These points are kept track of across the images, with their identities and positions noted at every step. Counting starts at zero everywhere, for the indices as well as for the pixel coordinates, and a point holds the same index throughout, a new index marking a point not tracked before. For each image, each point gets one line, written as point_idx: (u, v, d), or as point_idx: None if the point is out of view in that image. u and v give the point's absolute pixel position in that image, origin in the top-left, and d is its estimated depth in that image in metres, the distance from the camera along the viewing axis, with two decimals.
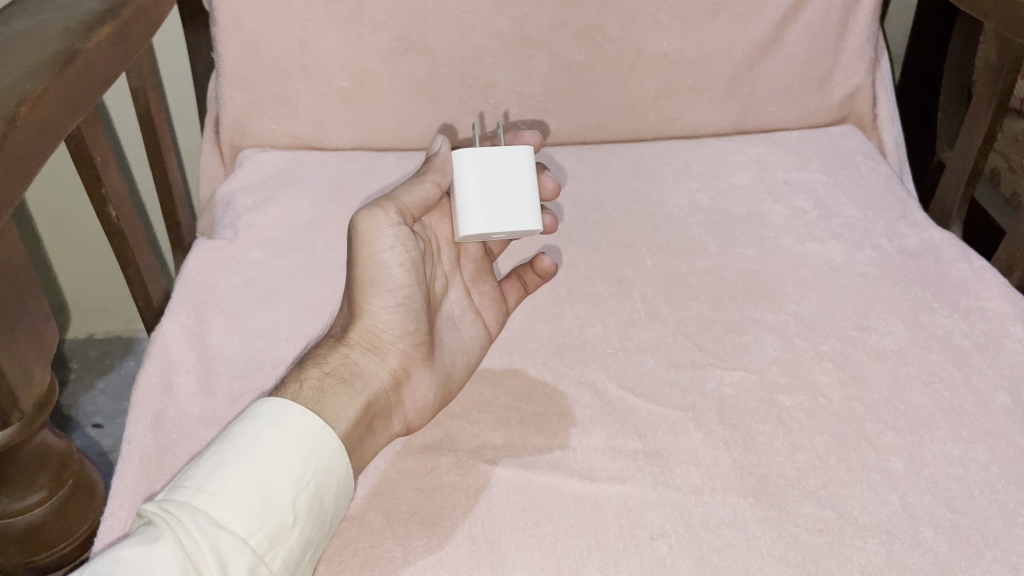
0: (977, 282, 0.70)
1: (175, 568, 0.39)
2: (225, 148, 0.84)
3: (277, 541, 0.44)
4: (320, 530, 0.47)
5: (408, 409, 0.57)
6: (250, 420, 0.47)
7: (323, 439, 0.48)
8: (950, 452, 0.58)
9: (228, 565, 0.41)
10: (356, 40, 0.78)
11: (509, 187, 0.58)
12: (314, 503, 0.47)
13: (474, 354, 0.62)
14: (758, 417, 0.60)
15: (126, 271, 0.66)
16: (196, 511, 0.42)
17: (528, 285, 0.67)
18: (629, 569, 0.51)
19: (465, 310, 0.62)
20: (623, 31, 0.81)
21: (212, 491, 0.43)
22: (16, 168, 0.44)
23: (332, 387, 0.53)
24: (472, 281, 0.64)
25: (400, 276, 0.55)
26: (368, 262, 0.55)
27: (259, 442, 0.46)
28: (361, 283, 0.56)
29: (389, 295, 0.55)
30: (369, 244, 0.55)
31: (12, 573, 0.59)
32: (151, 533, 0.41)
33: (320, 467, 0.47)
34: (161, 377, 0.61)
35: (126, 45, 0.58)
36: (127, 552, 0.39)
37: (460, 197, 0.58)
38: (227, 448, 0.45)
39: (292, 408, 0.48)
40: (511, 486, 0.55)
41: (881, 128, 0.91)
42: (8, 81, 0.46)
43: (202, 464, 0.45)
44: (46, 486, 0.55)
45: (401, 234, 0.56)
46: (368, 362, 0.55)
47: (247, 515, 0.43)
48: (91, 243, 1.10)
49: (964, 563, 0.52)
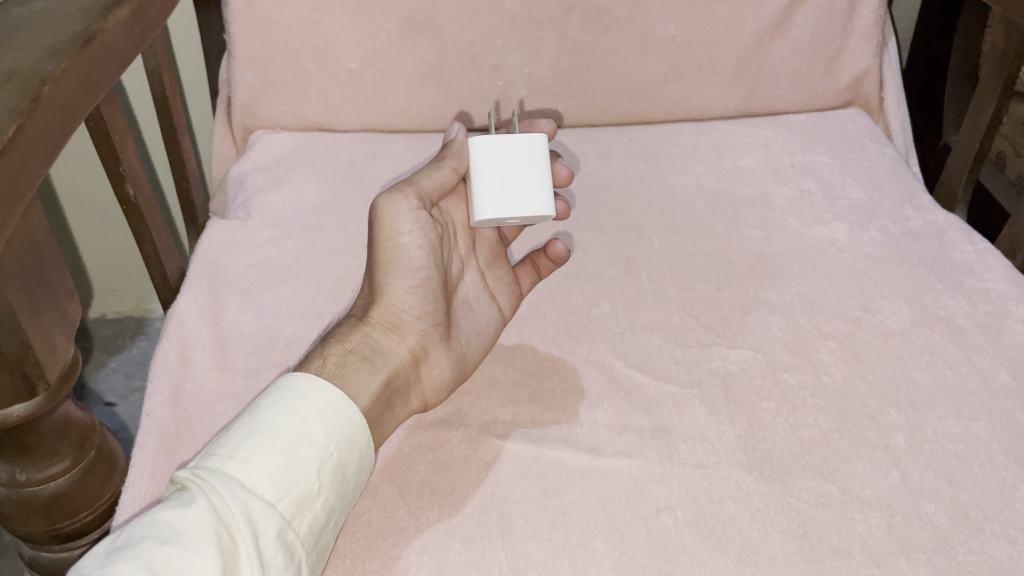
0: (981, 263, 0.71)
1: (208, 530, 0.41)
2: (237, 129, 0.85)
3: (303, 507, 0.46)
4: (344, 498, 0.49)
5: (426, 387, 0.59)
6: (276, 393, 0.49)
7: (345, 413, 0.50)
8: (951, 429, 0.59)
9: (259, 529, 0.43)
10: (366, 22, 0.79)
11: (522, 174, 0.59)
12: (338, 472, 0.48)
13: (490, 335, 0.63)
14: (762, 394, 0.61)
15: (143, 247, 0.67)
16: (227, 478, 0.44)
17: (541, 270, 0.67)
18: (635, 540, 0.52)
19: (480, 292, 0.63)
20: (632, 13, 0.81)
21: (241, 459, 0.45)
22: (40, 146, 0.45)
23: (354, 364, 0.54)
24: (487, 264, 0.64)
25: (420, 259, 0.56)
26: (389, 244, 0.56)
27: (285, 414, 0.47)
28: (382, 264, 0.57)
29: (409, 277, 0.56)
30: (389, 227, 0.56)
31: (35, 541, 0.60)
32: (185, 497, 0.42)
33: (342, 439, 0.49)
34: (178, 353, 0.62)
35: (142, 25, 0.59)
36: (163, 515, 0.41)
37: (474, 183, 0.59)
38: (255, 418, 0.47)
39: (316, 383, 0.50)
40: (521, 460, 0.57)
41: (888, 111, 0.91)
42: (31, 61, 0.47)
43: (232, 434, 0.47)
44: (69, 456, 0.57)
45: (422, 219, 0.57)
46: (388, 341, 0.57)
47: (274, 482, 0.45)
48: (103, 225, 1.12)
49: (964, 536, 0.53)
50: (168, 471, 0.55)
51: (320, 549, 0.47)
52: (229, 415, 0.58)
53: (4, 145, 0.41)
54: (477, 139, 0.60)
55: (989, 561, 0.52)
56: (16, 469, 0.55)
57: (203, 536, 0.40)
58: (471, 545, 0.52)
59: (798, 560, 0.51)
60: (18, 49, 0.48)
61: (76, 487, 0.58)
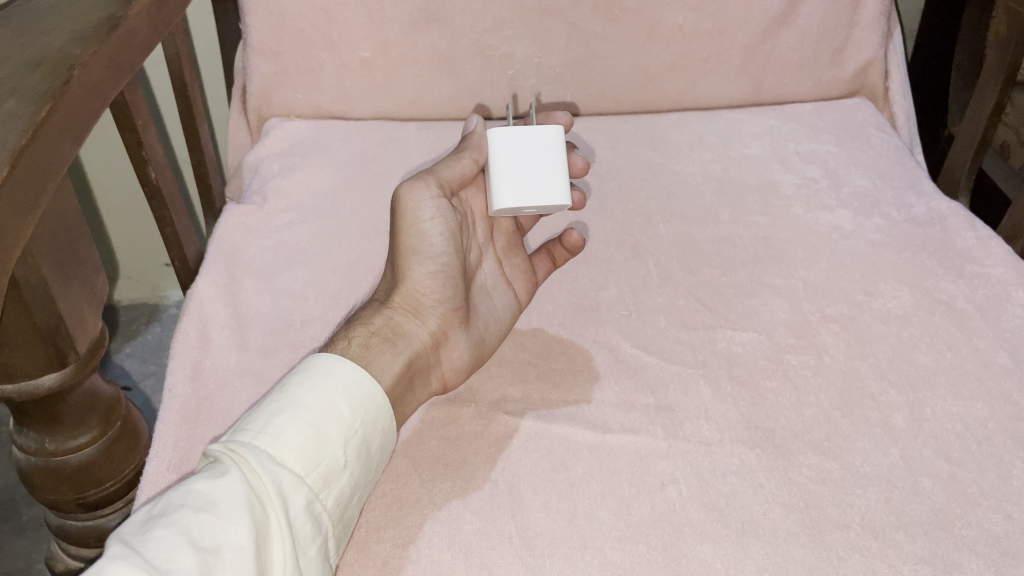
0: (982, 250, 0.72)
1: (241, 499, 0.43)
2: (252, 117, 0.86)
3: (330, 480, 0.48)
4: (368, 474, 0.51)
5: (446, 369, 0.60)
6: (303, 372, 0.51)
7: (370, 393, 0.51)
8: (950, 408, 0.61)
9: (288, 499, 0.45)
10: (379, 12, 0.80)
11: (539, 164, 0.61)
12: (362, 449, 0.50)
13: (507, 321, 0.65)
14: (765, 374, 0.63)
15: (164, 230, 0.70)
16: (258, 450, 0.46)
17: (557, 260, 0.70)
18: (641, 512, 0.54)
19: (497, 280, 0.65)
20: (640, 3, 0.83)
21: (271, 434, 0.47)
22: (71, 127, 0.47)
23: (377, 345, 0.56)
24: (505, 252, 0.66)
25: (439, 244, 0.59)
26: (410, 230, 0.58)
27: (313, 391, 0.49)
28: (403, 249, 0.59)
29: (429, 262, 0.59)
30: (411, 214, 0.58)
31: (63, 511, 0.62)
32: (219, 468, 0.44)
33: (367, 416, 0.51)
34: (198, 332, 0.64)
35: (164, 12, 0.61)
36: (198, 485, 0.43)
37: (492, 173, 0.61)
38: (284, 395, 0.49)
39: (341, 362, 0.51)
40: (531, 436, 0.58)
41: (893, 101, 0.92)
42: (60, 46, 0.49)
43: (261, 410, 0.49)
44: (96, 427, 0.59)
45: (441, 206, 0.59)
46: (410, 324, 0.59)
47: (303, 456, 0.47)
48: (120, 213, 1.14)
49: (961, 510, 0.54)
50: (189, 444, 0.57)
51: (345, 522, 0.49)
52: (247, 391, 0.60)
53: (37, 125, 0.43)
54: (496, 131, 0.61)
55: (985, 534, 0.53)
56: (45, 439, 0.58)
57: (236, 505, 0.42)
58: (482, 515, 0.54)
59: (798, 532, 0.53)
60: (47, 34, 0.50)
61: (102, 458, 0.60)
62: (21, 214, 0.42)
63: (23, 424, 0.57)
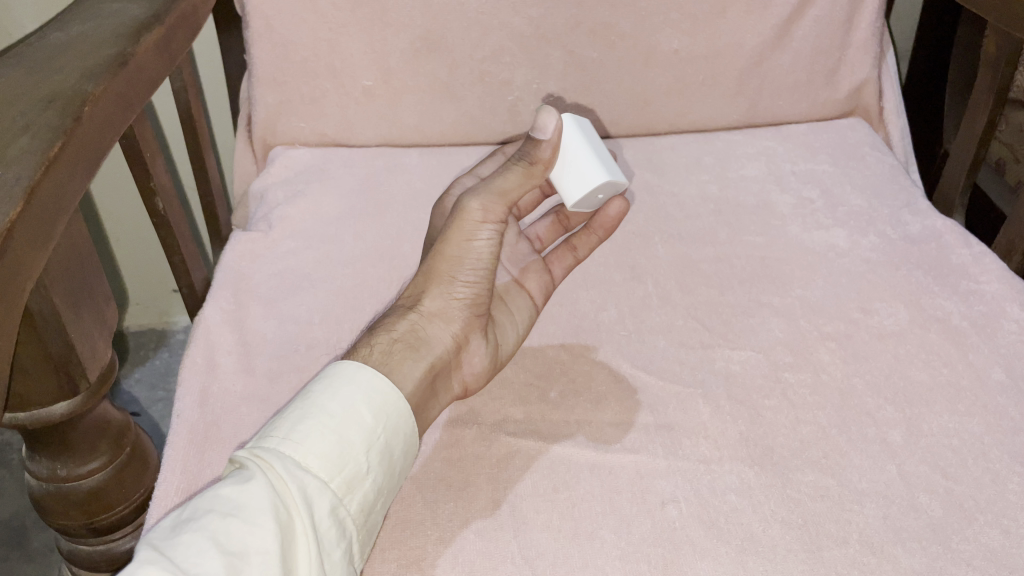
0: (977, 266, 0.73)
1: (267, 503, 0.44)
2: (258, 145, 0.88)
3: (353, 486, 0.49)
4: (392, 479, 0.52)
5: (465, 374, 0.62)
6: (327, 379, 0.52)
7: (392, 400, 0.53)
8: (946, 424, 0.61)
9: (314, 504, 0.46)
10: (380, 42, 0.82)
11: (606, 151, 0.65)
12: (385, 455, 0.51)
13: (524, 325, 0.66)
14: (764, 393, 0.64)
15: (172, 259, 0.71)
16: (284, 456, 0.47)
17: (579, 250, 0.70)
18: (641, 531, 0.55)
19: (510, 285, 0.67)
20: (636, 29, 0.84)
21: (297, 440, 0.48)
22: (82, 160, 0.48)
23: (399, 352, 0.57)
24: (515, 259, 0.68)
25: (484, 259, 0.59)
26: (457, 239, 0.58)
27: (336, 398, 0.51)
28: (447, 258, 0.59)
29: (467, 270, 0.59)
30: (467, 227, 0.58)
31: (76, 536, 0.64)
32: (245, 474, 0.46)
33: (390, 423, 0.52)
34: (205, 358, 0.66)
35: (171, 47, 0.63)
36: (225, 490, 0.45)
37: (572, 156, 0.63)
38: (308, 402, 0.50)
39: (363, 370, 0.53)
40: (532, 457, 0.59)
41: (888, 120, 0.94)
42: (71, 83, 0.51)
43: (286, 416, 0.50)
44: (106, 453, 0.61)
45: (498, 227, 0.59)
46: (434, 329, 0.59)
47: (328, 461, 0.48)
48: (128, 239, 1.16)
49: (958, 525, 0.55)
50: (197, 468, 0.58)
51: (369, 527, 0.50)
52: (254, 416, 0.61)
53: (50, 160, 0.45)
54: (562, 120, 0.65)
55: (982, 549, 0.54)
56: (56, 465, 0.59)
57: (262, 509, 0.44)
58: (485, 536, 0.55)
59: (797, 549, 0.54)
60: (60, 72, 0.52)
61: (112, 483, 0.61)
62: (34, 247, 0.43)
63: (35, 451, 0.58)
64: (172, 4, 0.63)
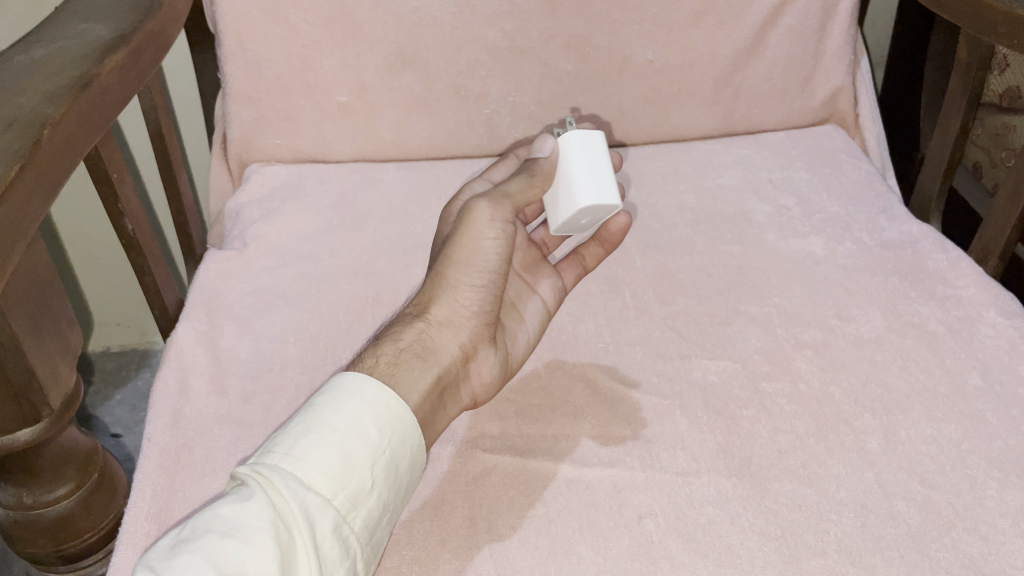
0: (953, 271, 0.73)
1: (267, 523, 0.44)
2: (233, 163, 0.88)
3: (357, 503, 0.48)
4: (398, 495, 0.52)
5: (474, 384, 0.61)
6: (331, 391, 0.52)
7: (398, 413, 0.52)
8: (924, 431, 0.61)
9: (316, 523, 0.46)
10: (354, 58, 0.82)
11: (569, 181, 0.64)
12: (389, 469, 0.51)
13: (535, 331, 0.66)
14: (741, 403, 0.63)
15: (142, 280, 0.70)
16: (286, 473, 0.47)
17: (586, 260, 0.70)
18: (618, 546, 0.54)
19: (523, 291, 0.66)
20: (609, 40, 0.84)
21: (299, 456, 0.48)
22: (41, 185, 0.48)
23: (407, 362, 0.57)
24: (526, 264, 0.67)
25: (493, 263, 0.59)
26: (468, 244, 0.58)
27: (339, 412, 0.50)
28: (454, 261, 0.59)
29: (476, 276, 0.59)
30: (476, 230, 0.58)
31: (43, 563, 0.63)
32: (244, 492, 0.45)
33: (395, 437, 0.52)
34: (178, 379, 0.65)
35: (138, 68, 0.62)
36: (224, 509, 0.44)
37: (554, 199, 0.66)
38: (311, 416, 0.50)
39: (369, 382, 0.52)
40: (509, 472, 0.59)
41: (864, 127, 0.94)
42: (32, 106, 0.50)
43: (288, 432, 0.49)
44: (73, 479, 0.60)
45: (507, 229, 0.59)
46: (440, 336, 0.59)
47: (331, 477, 0.48)
48: (105, 259, 1.15)
49: (936, 533, 0.55)
50: (167, 493, 0.57)
51: (374, 544, 0.50)
52: (227, 437, 0.61)
53: (7, 185, 0.44)
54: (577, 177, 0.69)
55: (960, 556, 0.54)
56: (23, 493, 0.58)
57: (262, 531, 0.43)
58: (460, 554, 0.54)
59: (775, 560, 0.53)
60: (21, 95, 0.51)
61: (80, 509, 0.61)
62: None
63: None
64: (138, 23, 0.63)
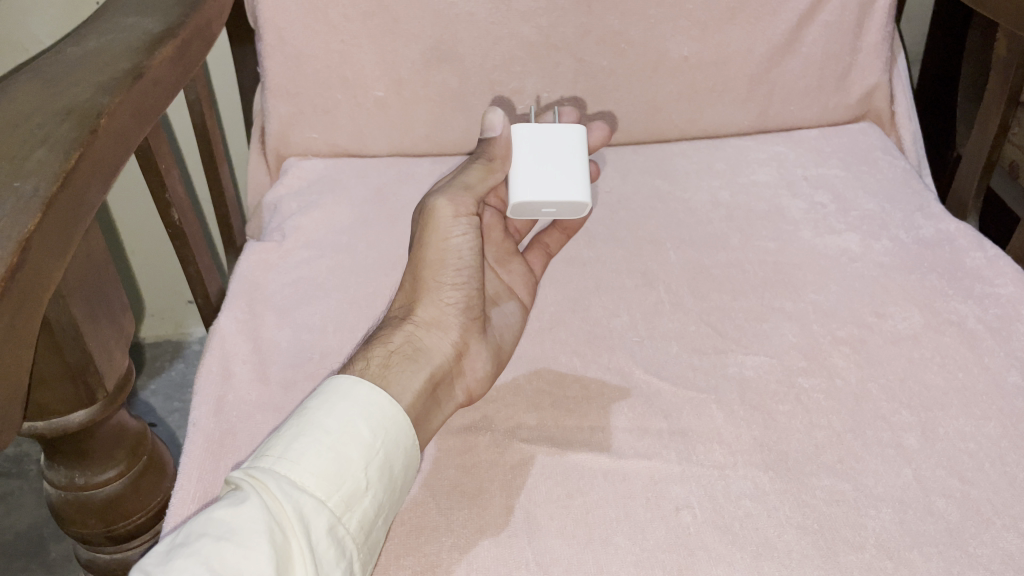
0: (992, 269, 0.72)
1: (263, 524, 0.44)
2: (271, 156, 0.89)
3: (351, 504, 0.49)
4: (392, 497, 0.52)
5: (469, 380, 0.62)
6: (323, 395, 0.52)
7: (390, 414, 0.53)
8: (963, 428, 0.61)
9: (312, 524, 0.46)
10: (391, 53, 0.83)
11: (561, 161, 0.66)
12: (384, 471, 0.51)
13: (517, 324, 0.68)
14: (777, 398, 0.63)
15: (187, 268, 0.72)
16: (280, 475, 0.47)
17: (551, 248, 0.74)
18: (655, 537, 0.55)
19: (501, 288, 0.68)
20: (645, 36, 0.85)
21: (292, 459, 0.48)
22: (98, 175, 0.49)
23: (398, 362, 0.58)
24: (500, 259, 0.69)
25: (468, 257, 0.62)
26: (439, 244, 0.61)
27: (332, 414, 0.51)
28: (429, 263, 0.61)
29: (456, 274, 0.61)
30: (443, 228, 0.61)
31: (92, 543, 0.64)
32: (239, 495, 0.46)
33: (388, 438, 0.52)
34: (220, 367, 0.66)
35: (186, 60, 0.63)
36: (219, 513, 0.44)
37: (578, 170, 0.66)
38: (303, 420, 0.50)
39: (360, 384, 0.53)
40: (546, 463, 0.59)
41: (900, 124, 0.94)
42: (88, 96, 0.51)
43: (281, 435, 0.50)
44: (122, 462, 0.61)
45: (472, 223, 0.62)
46: (432, 338, 0.60)
47: (324, 479, 0.48)
48: (142, 252, 1.17)
49: (975, 529, 0.55)
50: (213, 477, 0.58)
51: (370, 545, 0.50)
52: (268, 424, 0.62)
53: (67, 173, 0.46)
54: (580, 127, 0.68)
55: (999, 553, 0.54)
56: (75, 473, 0.60)
57: (258, 532, 0.44)
58: (499, 542, 0.55)
59: (813, 554, 0.54)
60: (76, 85, 0.52)
61: (130, 491, 0.62)
62: (53, 257, 0.44)
63: (53, 459, 0.59)
64: (185, 17, 0.64)
